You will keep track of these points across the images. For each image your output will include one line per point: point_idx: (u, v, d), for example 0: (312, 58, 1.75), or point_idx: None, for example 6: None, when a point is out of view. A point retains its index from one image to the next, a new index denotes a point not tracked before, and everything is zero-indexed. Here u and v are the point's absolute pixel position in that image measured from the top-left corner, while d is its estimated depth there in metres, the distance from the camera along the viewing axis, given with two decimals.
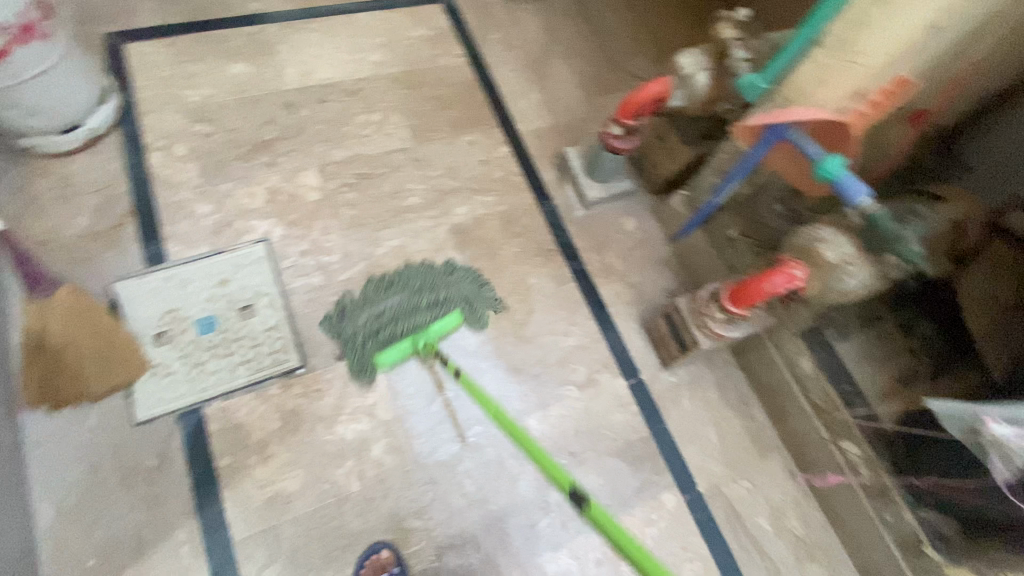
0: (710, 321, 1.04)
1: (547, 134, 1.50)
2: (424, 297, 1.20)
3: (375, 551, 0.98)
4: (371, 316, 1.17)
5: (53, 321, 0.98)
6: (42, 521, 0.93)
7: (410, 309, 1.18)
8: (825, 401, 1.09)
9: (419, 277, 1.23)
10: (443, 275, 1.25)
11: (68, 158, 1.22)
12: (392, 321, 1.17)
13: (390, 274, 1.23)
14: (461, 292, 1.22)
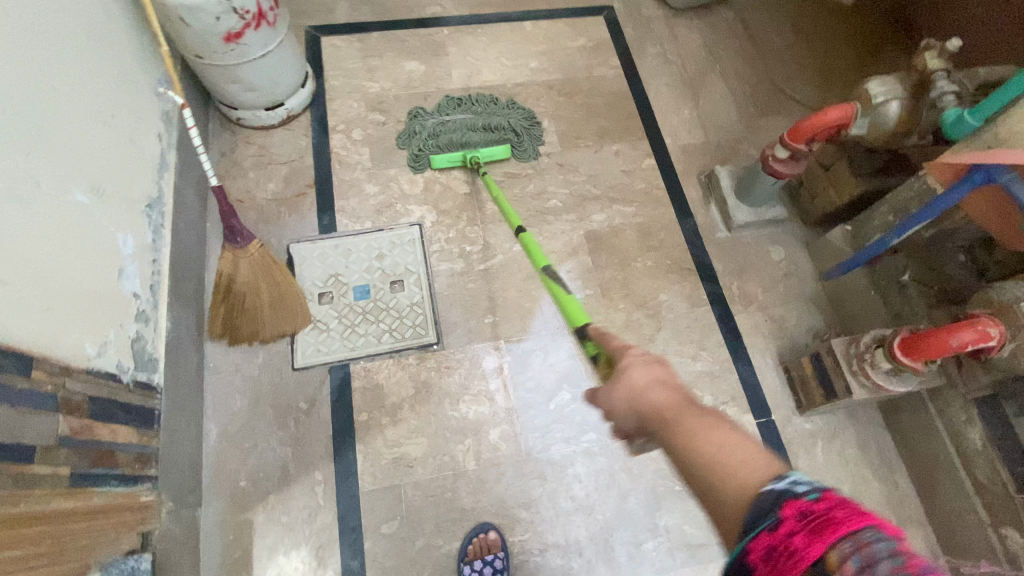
0: (870, 368, 0.96)
1: (696, 152, 1.47)
2: (482, 119, 1.43)
3: (484, 530, 1.01)
4: (439, 122, 1.41)
5: (243, 270, 1.08)
6: (210, 439, 1.06)
7: (472, 124, 1.42)
8: (991, 479, 0.96)
9: (483, 101, 1.46)
10: (501, 105, 1.46)
11: (268, 131, 1.41)
12: (452, 130, 1.40)
13: (463, 97, 1.47)
14: (514, 115, 1.44)
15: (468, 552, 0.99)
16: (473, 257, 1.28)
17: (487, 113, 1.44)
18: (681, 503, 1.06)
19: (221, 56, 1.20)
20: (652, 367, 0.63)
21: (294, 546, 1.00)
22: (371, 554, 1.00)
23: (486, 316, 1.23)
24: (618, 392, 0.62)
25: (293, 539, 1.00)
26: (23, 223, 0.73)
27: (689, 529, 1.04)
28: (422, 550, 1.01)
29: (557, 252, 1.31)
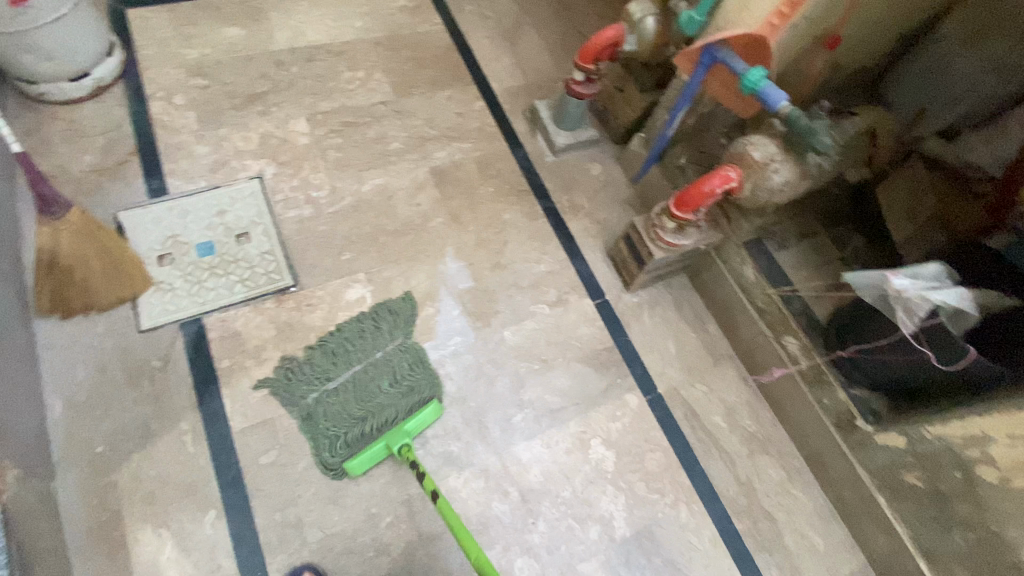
0: (661, 230, 1.17)
1: (519, 92, 1.64)
2: (383, 378, 1.15)
3: (297, 572, 0.95)
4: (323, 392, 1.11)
5: (65, 241, 1.00)
6: (54, 413, 1.01)
7: (371, 397, 1.12)
8: (767, 303, 1.22)
9: (360, 335, 1.18)
10: (382, 336, 1.20)
11: (75, 104, 1.32)
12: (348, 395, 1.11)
13: (331, 349, 1.15)
14: (416, 372, 1.17)
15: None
16: (321, 203, 1.32)
17: (374, 372, 1.15)
18: (541, 379, 1.21)
19: (8, 22, 1.11)
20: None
21: (166, 495, 0.98)
22: (253, 485, 1.01)
23: (342, 253, 1.28)
24: None
25: (165, 488, 0.98)
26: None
27: (549, 398, 1.19)
28: (305, 470, 1.04)
29: (404, 188, 1.40)
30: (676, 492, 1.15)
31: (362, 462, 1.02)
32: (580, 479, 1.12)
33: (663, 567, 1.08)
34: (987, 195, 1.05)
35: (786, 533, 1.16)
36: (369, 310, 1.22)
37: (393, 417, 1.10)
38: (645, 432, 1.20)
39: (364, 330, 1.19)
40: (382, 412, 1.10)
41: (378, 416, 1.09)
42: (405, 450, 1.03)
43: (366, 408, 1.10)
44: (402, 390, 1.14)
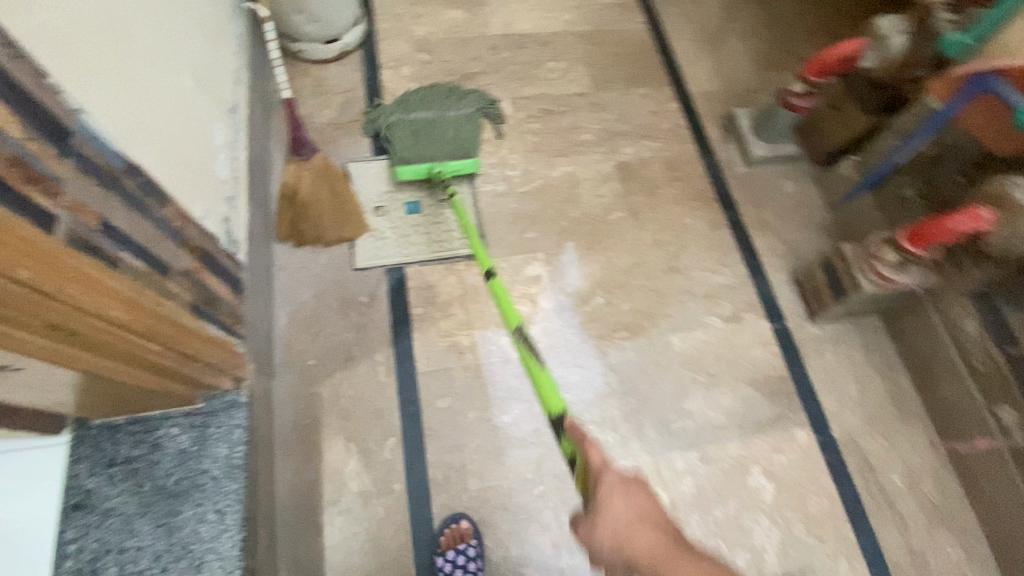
0: (878, 262, 1.09)
1: (717, 98, 1.59)
2: (445, 119, 1.39)
3: (455, 521, 1.02)
4: (400, 124, 1.38)
5: (305, 180, 1.21)
6: (279, 323, 1.18)
7: (431, 125, 1.38)
8: (988, 365, 1.08)
9: (438, 96, 1.44)
10: (450, 105, 1.43)
11: (323, 66, 1.52)
12: (416, 129, 1.37)
13: (425, 96, 1.44)
14: (467, 119, 1.40)
15: (440, 545, 0.99)
16: (513, 180, 1.40)
17: (441, 119, 1.39)
18: (705, 392, 1.18)
19: None
20: (628, 490, 0.67)
21: (359, 415, 1.10)
22: (429, 424, 1.10)
23: (527, 231, 1.34)
24: (604, 531, 0.66)
25: (358, 409, 1.11)
26: (142, 78, 0.81)
27: (712, 414, 1.16)
28: (474, 422, 1.11)
29: (590, 178, 1.43)
30: (837, 543, 1.07)
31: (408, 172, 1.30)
32: (735, 503, 1.08)
33: None
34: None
35: None
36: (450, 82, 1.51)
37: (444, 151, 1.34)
38: (811, 471, 1.12)
39: (439, 98, 1.44)
40: (432, 142, 1.35)
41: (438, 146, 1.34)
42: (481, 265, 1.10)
43: (423, 136, 1.36)
44: (455, 139, 1.35)
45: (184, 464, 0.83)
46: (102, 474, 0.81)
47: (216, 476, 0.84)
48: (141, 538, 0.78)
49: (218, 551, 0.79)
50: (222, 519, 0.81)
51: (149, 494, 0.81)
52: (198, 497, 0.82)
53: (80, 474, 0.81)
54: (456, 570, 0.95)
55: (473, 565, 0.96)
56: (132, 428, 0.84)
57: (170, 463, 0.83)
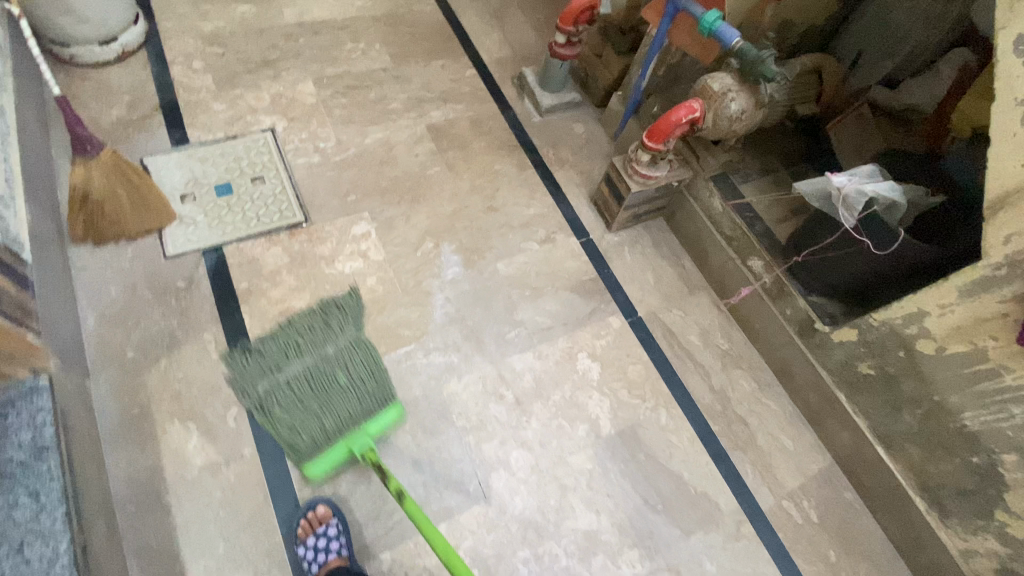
0: (636, 163, 1.31)
1: (508, 62, 1.78)
2: (330, 356, 1.06)
3: (312, 508, 1.00)
4: (272, 385, 1.03)
5: (96, 177, 1.11)
6: (87, 324, 1.11)
7: (323, 382, 1.02)
8: (734, 230, 1.34)
9: (309, 331, 1.10)
10: (333, 330, 1.11)
11: (103, 68, 1.45)
12: (307, 393, 1.01)
13: (275, 333, 1.10)
14: (356, 342, 1.10)
15: (299, 534, 0.97)
16: (328, 152, 1.45)
17: (325, 364, 1.04)
18: (532, 304, 1.34)
19: None
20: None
21: (193, 393, 1.08)
22: None
23: (348, 194, 1.40)
24: None
25: (191, 387, 1.08)
26: None
27: (540, 319, 1.32)
28: None
29: (403, 142, 1.53)
30: (656, 398, 1.26)
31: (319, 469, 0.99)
32: (569, 385, 1.24)
33: (646, 460, 1.18)
34: (915, 125, 1.27)
35: (759, 434, 1.27)
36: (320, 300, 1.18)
37: (348, 415, 1.01)
38: (627, 347, 1.32)
39: (315, 325, 1.12)
40: (336, 387, 1.02)
41: (332, 414, 1.00)
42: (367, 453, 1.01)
43: (321, 401, 1.00)
44: (355, 372, 1.05)
45: None
46: None
47: (23, 462, 0.79)
48: None
49: (39, 531, 0.76)
50: (38, 500, 0.78)
51: None
52: (5, 487, 0.77)
53: None
54: (318, 554, 0.94)
55: (334, 543, 0.95)
56: None
57: None
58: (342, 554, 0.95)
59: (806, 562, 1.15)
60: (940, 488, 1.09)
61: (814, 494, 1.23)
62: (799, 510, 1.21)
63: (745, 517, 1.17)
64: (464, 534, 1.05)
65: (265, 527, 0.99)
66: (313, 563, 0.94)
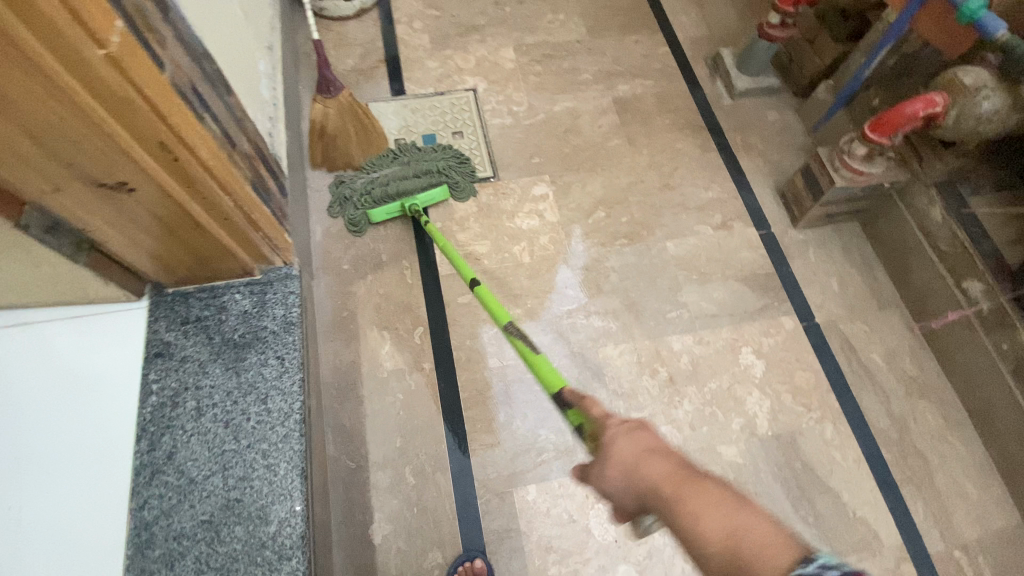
0: (848, 157, 1.22)
1: (704, 42, 1.73)
2: (412, 168, 1.36)
3: (469, 559, 1.00)
4: (366, 181, 1.35)
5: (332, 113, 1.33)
6: (315, 236, 1.32)
7: (399, 177, 1.35)
8: (952, 245, 1.20)
9: (406, 148, 1.40)
10: (425, 151, 1.40)
11: (343, 22, 1.67)
12: (384, 183, 1.34)
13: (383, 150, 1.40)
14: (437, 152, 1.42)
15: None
16: (520, 115, 1.54)
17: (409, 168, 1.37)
18: (698, 287, 1.31)
19: None
20: (633, 434, 0.65)
21: (389, 309, 1.24)
22: (452, 316, 1.24)
23: (533, 157, 1.48)
24: None
25: (387, 304, 1.24)
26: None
27: (705, 304, 1.29)
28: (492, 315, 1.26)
29: (588, 112, 1.57)
30: (823, 410, 1.18)
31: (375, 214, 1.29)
32: (727, 376, 1.21)
33: (803, 470, 1.12)
34: None
35: (939, 473, 1.14)
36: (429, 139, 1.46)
37: (408, 188, 1.33)
38: (797, 351, 1.24)
39: (412, 146, 1.41)
40: (404, 185, 1.33)
41: (396, 185, 1.33)
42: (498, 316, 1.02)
43: (395, 187, 1.33)
44: (425, 167, 1.37)
45: (248, 321, 0.97)
46: (178, 329, 0.95)
47: (275, 330, 0.98)
48: (214, 378, 0.92)
49: (279, 388, 0.93)
50: (282, 363, 0.95)
51: (218, 344, 0.95)
52: (261, 347, 0.96)
53: (159, 329, 0.95)
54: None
55: None
56: (200, 295, 0.98)
57: (235, 321, 0.97)
58: None
59: None
60: None
61: (998, 555, 1.08)
62: (979, 569, 1.06)
63: (907, 556, 1.07)
64: None
65: (433, 436, 1.11)
66: None
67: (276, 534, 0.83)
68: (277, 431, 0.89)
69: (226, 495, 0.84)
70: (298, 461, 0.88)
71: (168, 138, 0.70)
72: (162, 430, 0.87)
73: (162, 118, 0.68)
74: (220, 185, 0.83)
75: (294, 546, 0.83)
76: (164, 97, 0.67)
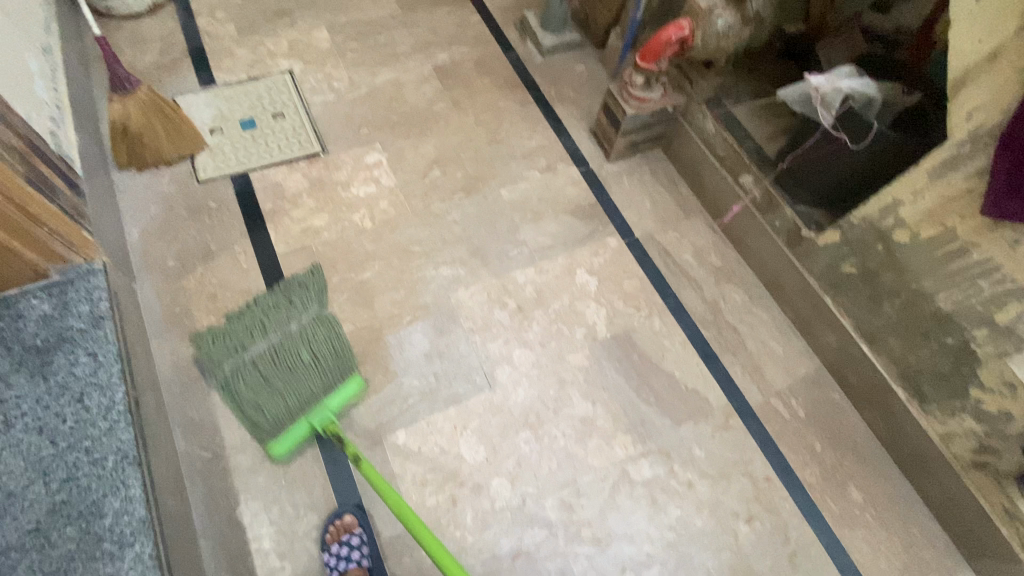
0: (632, 86, 1.39)
1: (511, 8, 1.85)
2: (301, 357, 1.04)
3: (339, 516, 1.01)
4: (249, 399, 1.00)
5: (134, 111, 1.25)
6: (132, 238, 1.24)
7: (288, 369, 1.02)
8: (725, 148, 1.39)
9: (273, 310, 1.09)
10: (296, 310, 1.10)
11: (135, 19, 1.57)
12: (276, 397, 1.00)
13: (241, 325, 1.07)
14: (319, 322, 1.09)
15: (326, 539, 0.98)
16: (342, 91, 1.55)
17: (291, 342, 1.05)
18: (533, 225, 1.42)
19: None
20: None
21: (228, 295, 1.20)
22: None
23: (361, 128, 1.50)
24: None
25: (225, 291, 1.20)
26: None
27: (541, 238, 1.40)
28: (339, 283, 1.27)
29: (411, 81, 1.62)
30: (651, 308, 1.34)
31: (282, 448, 1.00)
32: (568, 296, 1.32)
33: (641, 361, 1.26)
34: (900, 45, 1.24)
35: (748, 339, 1.34)
36: (278, 287, 1.15)
37: (311, 394, 1.03)
38: (624, 264, 1.39)
39: (278, 304, 1.11)
40: (301, 387, 1.02)
41: (294, 395, 1.01)
42: (328, 426, 1.03)
43: (286, 382, 1.01)
44: (317, 353, 1.05)
45: (50, 324, 0.90)
46: None
47: (83, 328, 0.92)
48: (17, 388, 0.84)
49: (97, 383, 0.88)
50: (96, 358, 0.90)
51: (18, 353, 0.87)
52: (69, 347, 0.89)
53: None
54: (340, 561, 0.95)
55: (357, 552, 0.96)
56: None
57: (34, 326, 0.90)
58: (364, 565, 0.96)
59: (792, 452, 1.23)
60: (919, 376, 1.16)
61: (800, 392, 1.30)
62: (787, 407, 1.28)
63: (733, 411, 1.25)
64: (471, 416, 1.15)
65: None
66: (336, 570, 0.94)
67: (113, 524, 0.79)
68: (99, 425, 0.85)
69: (49, 500, 0.78)
70: (129, 448, 0.84)
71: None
72: None
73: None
74: None
75: (136, 531, 0.79)
76: None
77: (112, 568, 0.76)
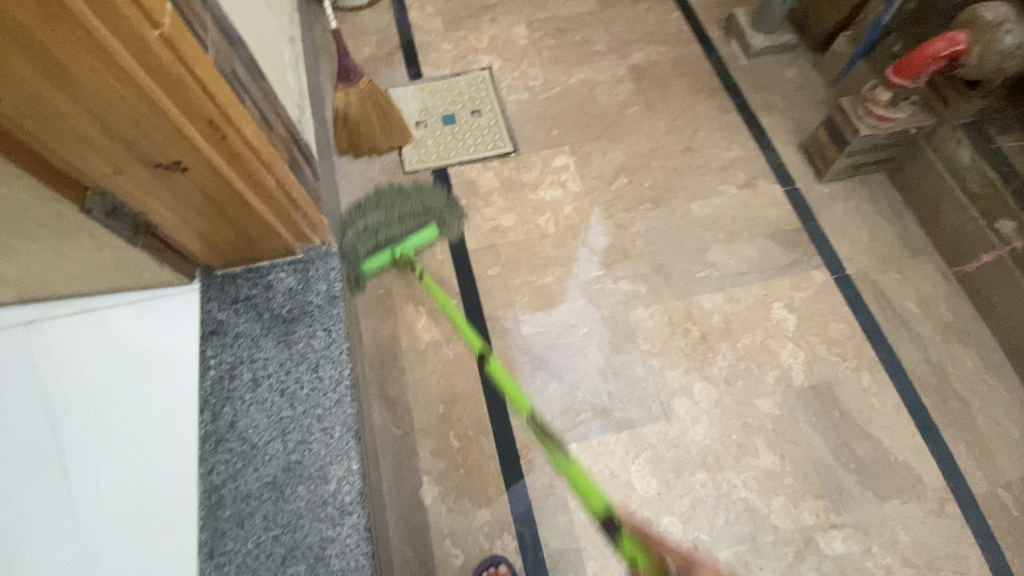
0: (872, 103, 1.20)
1: (716, 5, 1.72)
2: (397, 213, 1.32)
3: (494, 563, 1.00)
4: (354, 233, 1.27)
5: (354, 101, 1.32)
6: None
7: (387, 222, 1.30)
8: (984, 186, 1.18)
9: (388, 192, 1.37)
10: (410, 190, 1.38)
11: (357, 11, 1.70)
12: (373, 233, 1.27)
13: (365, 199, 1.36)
14: (423, 197, 1.36)
15: None
16: (536, 90, 1.56)
17: (393, 205, 1.34)
18: (725, 247, 1.32)
19: None
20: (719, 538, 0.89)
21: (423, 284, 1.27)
22: (484, 288, 1.28)
23: (552, 129, 1.49)
24: None
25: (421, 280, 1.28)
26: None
27: (734, 263, 1.30)
28: (521, 285, 1.28)
29: (604, 81, 1.57)
30: (860, 359, 1.18)
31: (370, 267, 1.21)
32: (761, 332, 1.21)
33: (841, 419, 1.12)
34: None
35: (980, 415, 1.13)
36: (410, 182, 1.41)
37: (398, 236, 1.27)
38: (829, 303, 1.24)
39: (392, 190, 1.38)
40: (393, 233, 1.27)
41: (384, 235, 1.27)
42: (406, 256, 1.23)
43: (382, 226, 1.29)
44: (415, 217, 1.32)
45: (295, 297, 1.02)
46: (230, 308, 1.00)
47: (320, 304, 1.02)
48: (267, 352, 0.97)
49: (329, 356, 0.97)
50: (330, 334, 0.99)
51: (268, 320, 0.99)
52: (309, 320, 1.00)
53: (212, 309, 1.00)
54: None
55: None
56: (246, 276, 1.03)
57: (283, 298, 1.02)
58: None
59: None
60: None
61: None
62: None
63: (952, 497, 1.06)
64: (645, 446, 1.11)
65: (473, 401, 1.15)
66: None
67: (336, 491, 0.88)
68: (330, 397, 0.94)
69: (287, 458, 0.89)
70: (352, 423, 0.93)
71: (217, 117, 0.75)
72: (221, 402, 0.93)
73: (210, 94, 0.72)
74: (263, 160, 0.86)
75: (354, 502, 0.87)
76: (204, 65, 0.70)
77: (333, 532, 0.85)
